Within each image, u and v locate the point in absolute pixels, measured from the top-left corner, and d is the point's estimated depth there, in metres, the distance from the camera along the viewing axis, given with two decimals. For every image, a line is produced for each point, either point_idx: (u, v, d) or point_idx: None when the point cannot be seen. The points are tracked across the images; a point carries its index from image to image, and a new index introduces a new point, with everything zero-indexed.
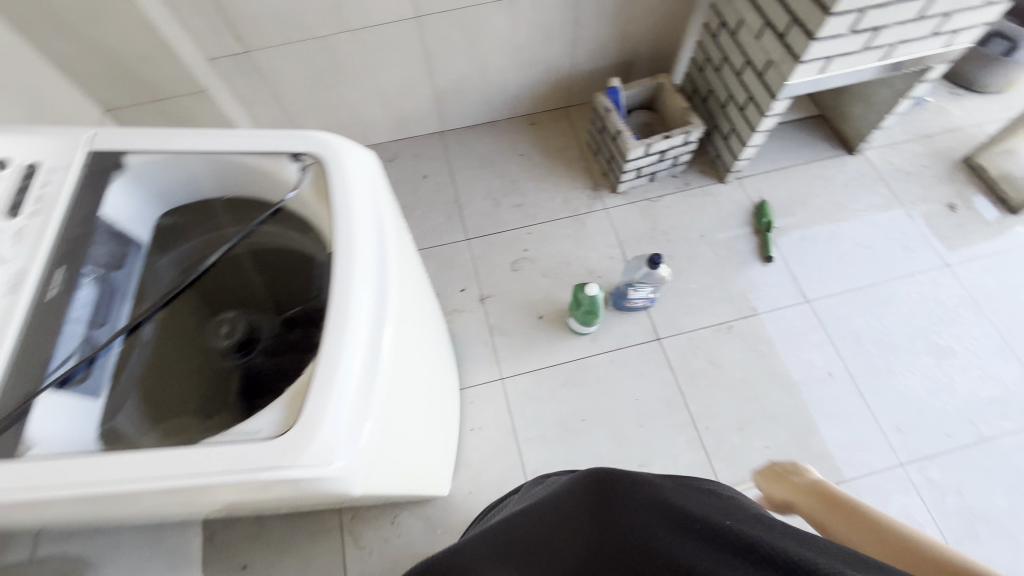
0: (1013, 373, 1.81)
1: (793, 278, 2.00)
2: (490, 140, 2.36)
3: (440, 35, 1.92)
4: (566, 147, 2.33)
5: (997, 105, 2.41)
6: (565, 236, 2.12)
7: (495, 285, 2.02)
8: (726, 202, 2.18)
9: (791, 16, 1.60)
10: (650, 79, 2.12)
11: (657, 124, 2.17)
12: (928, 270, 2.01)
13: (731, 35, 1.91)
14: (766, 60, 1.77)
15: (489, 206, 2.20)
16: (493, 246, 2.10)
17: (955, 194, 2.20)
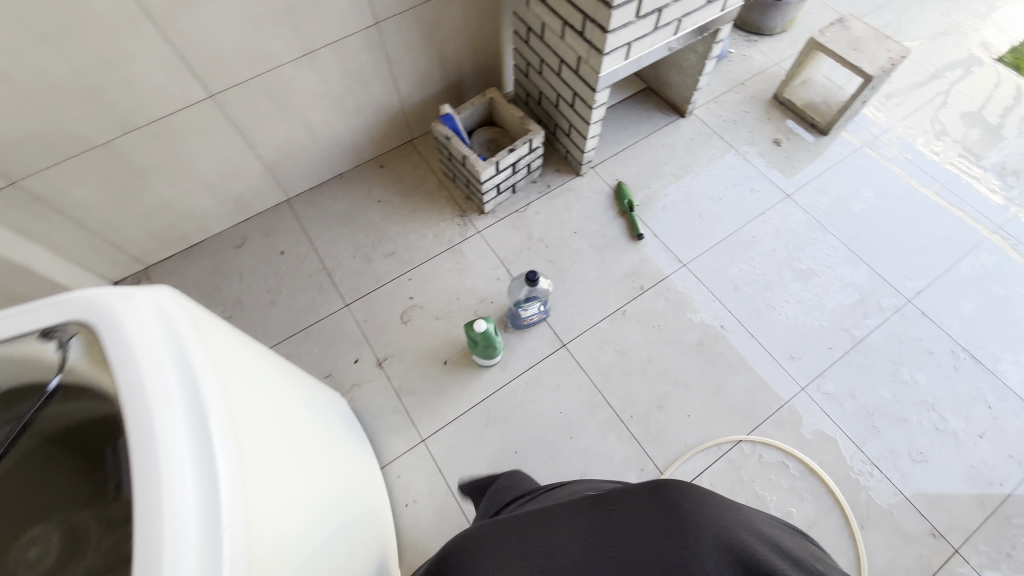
0: (864, 275, 2.02)
1: (666, 247, 2.10)
2: (342, 194, 2.23)
3: (244, 107, 1.76)
4: (422, 182, 2.26)
5: (786, 42, 2.70)
6: (446, 272, 2.05)
7: (389, 344, 1.91)
8: (588, 194, 2.24)
9: (582, 14, 1.64)
10: (480, 96, 2.11)
11: (501, 137, 2.17)
12: (775, 205, 2.19)
13: (539, 39, 1.94)
14: (575, 57, 1.81)
15: (360, 264, 2.07)
16: (377, 303, 1.99)
17: (777, 129, 2.42)
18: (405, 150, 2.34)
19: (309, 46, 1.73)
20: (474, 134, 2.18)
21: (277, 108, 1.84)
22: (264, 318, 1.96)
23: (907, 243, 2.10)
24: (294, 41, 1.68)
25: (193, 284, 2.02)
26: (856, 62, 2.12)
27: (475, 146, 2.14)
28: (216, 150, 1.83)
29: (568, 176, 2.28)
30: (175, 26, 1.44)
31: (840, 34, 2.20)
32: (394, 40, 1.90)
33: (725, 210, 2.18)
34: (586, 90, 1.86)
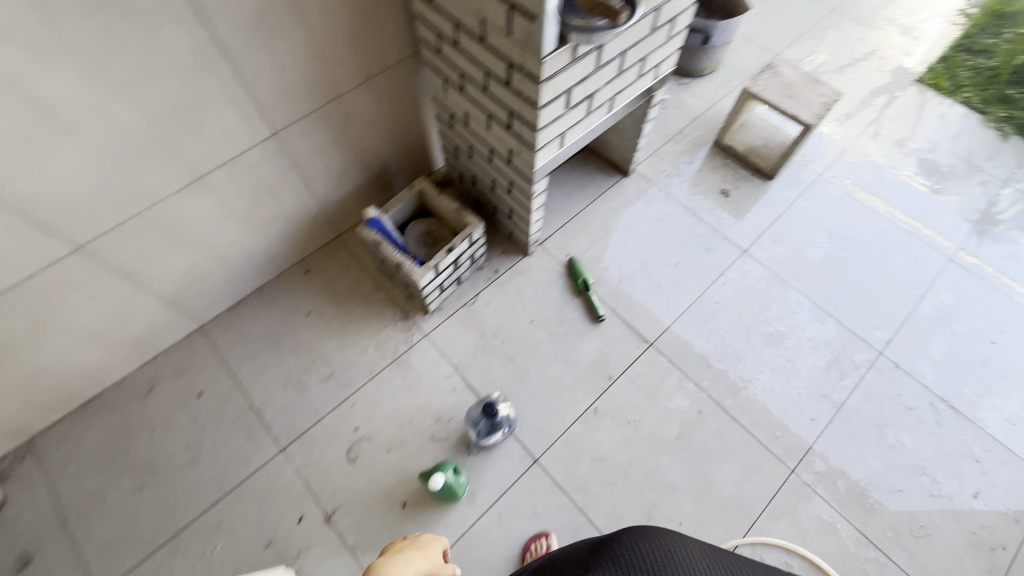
0: (832, 330, 1.95)
1: (629, 327, 1.96)
2: (264, 311, 1.96)
3: (126, 250, 1.48)
4: (355, 284, 2.03)
5: (717, 83, 2.65)
6: (394, 391, 1.82)
7: (337, 492, 1.66)
8: (539, 275, 2.07)
9: (507, 110, 1.46)
10: (408, 189, 1.90)
11: (438, 228, 1.97)
12: (733, 263, 2.10)
13: (464, 126, 1.76)
14: (506, 149, 1.64)
15: (293, 395, 1.81)
16: (319, 442, 1.73)
17: (723, 178, 2.33)
18: (332, 248, 2.10)
19: (197, 172, 1.47)
20: (408, 228, 1.97)
21: (168, 242, 1.57)
22: (184, 482, 1.66)
23: (868, 288, 2.05)
24: (177, 172, 1.43)
25: (93, 452, 1.70)
26: (793, 110, 2.06)
27: (410, 243, 1.93)
28: (99, 300, 1.53)
29: (515, 257, 2.10)
30: (10, 187, 1.16)
31: (772, 82, 2.14)
32: (300, 146, 1.67)
33: (684, 276, 2.07)
34: (523, 180, 1.69)
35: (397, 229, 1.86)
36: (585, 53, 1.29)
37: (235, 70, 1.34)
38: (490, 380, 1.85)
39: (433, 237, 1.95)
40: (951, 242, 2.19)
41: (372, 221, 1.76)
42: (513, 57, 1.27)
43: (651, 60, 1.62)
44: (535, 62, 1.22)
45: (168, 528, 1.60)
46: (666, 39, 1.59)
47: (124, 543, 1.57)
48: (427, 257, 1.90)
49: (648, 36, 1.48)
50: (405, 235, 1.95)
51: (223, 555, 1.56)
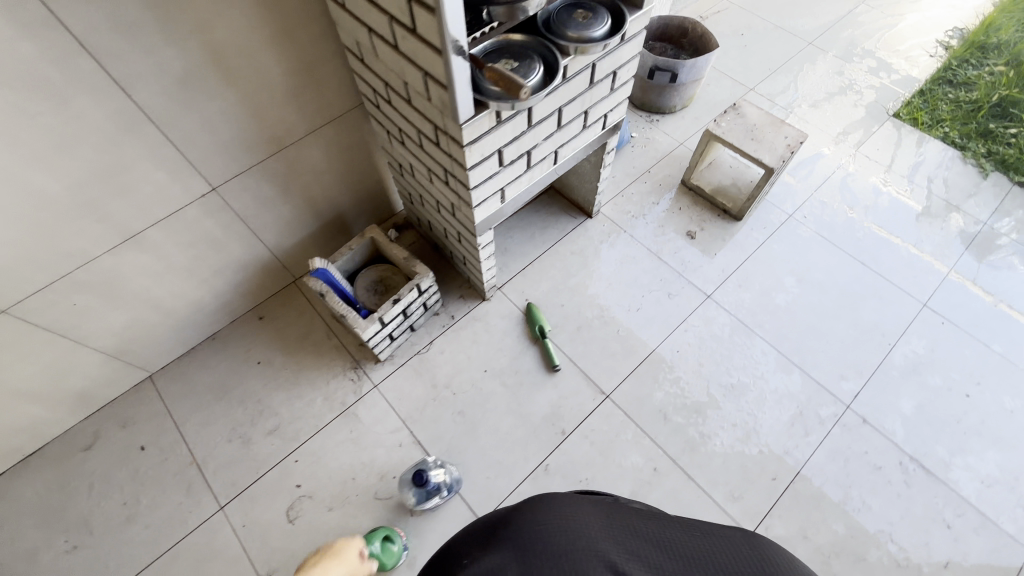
0: (797, 382, 1.87)
1: (586, 377, 1.89)
2: (214, 360, 1.94)
3: (58, 308, 1.47)
4: (308, 331, 2.00)
5: (689, 119, 2.61)
6: (340, 445, 1.78)
7: (274, 555, 1.60)
8: (496, 321, 2.02)
9: (442, 167, 1.44)
10: (359, 237, 1.87)
11: (390, 276, 1.93)
12: (696, 309, 2.04)
13: (411, 176, 1.74)
14: (448, 202, 1.60)
15: (237, 449, 1.77)
16: (259, 499, 1.69)
17: (690, 219, 2.28)
18: (289, 294, 2.08)
19: (130, 231, 1.46)
20: (359, 276, 1.93)
21: (105, 298, 1.55)
22: (119, 542, 1.62)
23: (837, 336, 1.97)
24: (107, 231, 1.41)
25: (30, 509, 1.67)
26: (755, 153, 2.02)
27: (360, 291, 1.89)
28: (32, 357, 1.52)
29: (473, 302, 2.06)
30: None
31: (734, 123, 2.10)
32: (243, 198, 1.66)
33: (644, 324, 2.01)
34: (467, 233, 1.66)
35: (346, 279, 1.84)
36: (511, 115, 1.26)
37: (162, 133, 1.33)
38: (439, 434, 1.79)
39: (384, 286, 1.91)
40: (942, 263, 2.17)
41: (316, 273, 1.72)
42: (436, 120, 1.25)
43: (597, 111, 1.59)
44: (454, 127, 1.19)
45: None
46: (610, 90, 1.56)
47: None
48: (376, 307, 1.87)
49: (587, 90, 1.45)
50: (356, 282, 1.91)
51: None
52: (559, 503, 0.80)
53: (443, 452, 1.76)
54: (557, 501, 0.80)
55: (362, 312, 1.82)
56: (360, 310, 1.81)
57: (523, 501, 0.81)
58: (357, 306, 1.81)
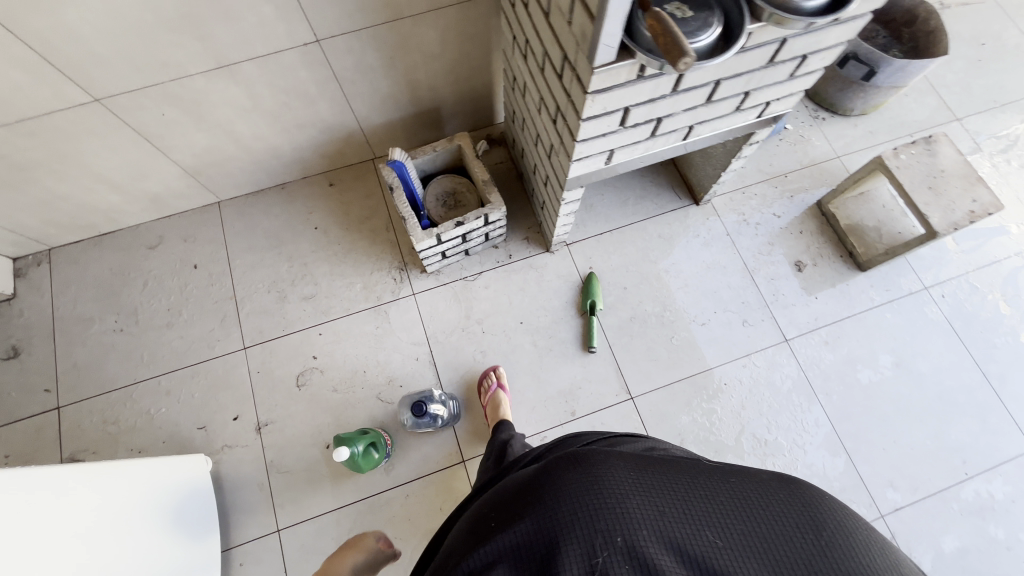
0: (838, 469, 1.67)
1: (618, 370, 1.78)
2: (277, 209, 1.96)
3: (146, 114, 1.47)
4: (369, 215, 1.96)
5: (861, 130, 2.15)
6: (362, 336, 1.80)
7: (275, 408, 1.71)
8: (551, 278, 1.89)
9: (556, 103, 1.23)
10: (446, 141, 1.74)
11: (463, 191, 1.82)
12: (765, 349, 1.82)
13: (522, 95, 1.54)
14: (549, 141, 1.41)
15: (272, 301, 1.84)
16: (278, 354, 1.77)
17: (805, 248, 1.96)
18: (363, 170, 2.02)
19: (226, 59, 1.39)
20: (434, 180, 1.83)
21: (191, 118, 1.54)
22: (155, 341, 1.77)
23: (909, 440, 1.71)
24: (203, 53, 1.35)
25: (93, 282, 1.83)
26: (924, 207, 1.63)
27: (429, 197, 1.80)
28: (118, 151, 1.56)
29: (535, 249, 1.93)
30: (28, 27, 1.13)
31: (919, 161, 1.69)
32: (343, 60, 1.53)
33: (702, 342, 1.82)
34: (556, 181, 1.48)
35: (419, 180, 1.74)
36: (658, 74, 1.02)
37: None
38: (454, 365, 1.77)
39: (454, 200, 1.81)
40: None
41: (392, 165, 1.63)
42: (568, 50, 1.04)
43: (760, 96, 1.29)
44: (585, 68, 0.98)
45: (128, 376, 1.73)
46: (789, 76, 1.24)
47: (92, 371, 1.73)
48: (439, 219, 1.78)
49: (761, 69, 1.15)
50: (428, 186, 1.81)
51: (163, 419, 1.69)
52: (591, 456, 0.81)
53: (452, 383, 1.75)
54: (592, 460, 0.79)
55: (424, 220, 1.73)
56: (422, 217, 1.73)
57: (559, 460, 0.82)
58: (421, 211, 1.73)
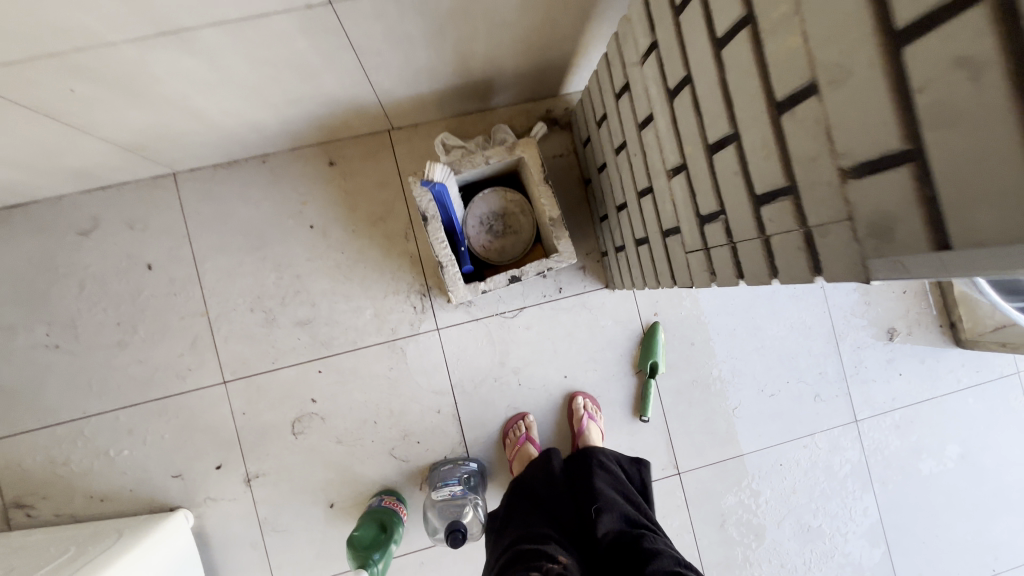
0: (874, 561, 1.60)
1: (668, 441, 1.56)
2: (257, 193, 1.45)
3: (43, 89, 0.91)
4: (382, 215, 1.48)
5: None
6: (372, 378, 1.47)
7: (267, 458, 1.44)
8: (607, 324, 1.54)
9: (722, 213, 0.78)
10: (507, 150, 1.23)
11: (517, 214, 1.36)
12: (831, 428, 1.61)
13: (634, 125, 1.03)
14: (673, 224, 0.97)
15: (257, 324, 1.44)
16: (268, 393, 1.44)
17: (905, 311, 1.65)
18: (375, 146, 1.49)
19: (174, 25, 0.82)
20: (480, 193, 1.36)
21: (121, 92, 0.98)
22: (106, 365, 1.39)
23: (950, 536, 1.63)
24: (131, 16, 0.77)
25: (9, 277, 1.37)
26: None
27: (471, 218, 1.35)
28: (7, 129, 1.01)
29: (592, 282, 1.54)
30: None
31: None
32: (367, 27, 0.95)
33: (765, 416, 1.59)
34: (663, 263, 1.06)
35: (458, 199, 1.27)
36: None
37: None
38: (483, 423, 1.50)
39: (505, 226, 1.36)
40: None
41: (429, 186, 1.17)
42: (808, 201, 0.59)
43: None
44: (840, 255, 0.56)
45: (76, 407, 1.38)
46: None
47: (27, 398, 1.37)
48: (481, 252, 1.35)
49: None
50: (472, 201, 1.35)
51: (127, 464, 1.39)
52: None
53: (479, 444, 1.49)
54: None
55: (463, 256, 1.30)
56: (461, 252, 1.30)
57: None
58: (460, 245, 1.30)
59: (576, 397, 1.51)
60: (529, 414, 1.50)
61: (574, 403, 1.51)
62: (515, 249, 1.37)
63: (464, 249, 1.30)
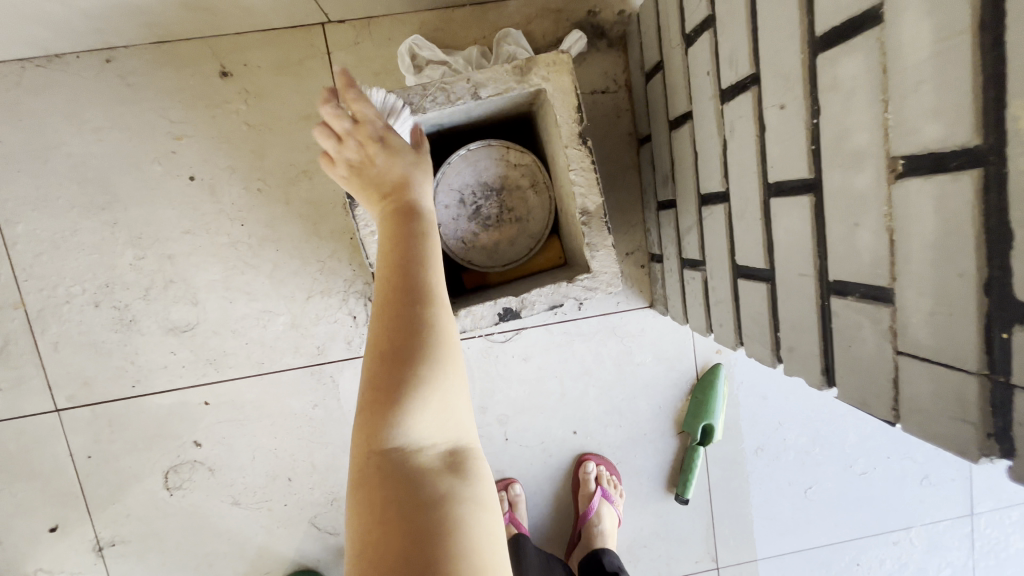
0: None
1: (710, 528, 1.10)
2: (98, 117, 0.88)
3: None
4: (307, 168, 0.92)
5: None
6: (285, 417, 0.98)
7: (126, 521, 0.98)
8: (644, 360, 1.04)
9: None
10: (516, 75, 0.65)
11: (523, 190, 0.80)
12: (935, 521, 1.15)
13: (800, 42, 0.47)
14: (868, 278, 0.43)
15: (105, 327, 0.93)
16: (125, 429, 0.96)
17: None
18: (299, 50, 0.90)
19: None
20: (463, 149, 0.78)
21: None
22: None
23: None
24: None
25: None
26: None
27: (443, 192, 0.78)
28: None
29: (629, 298, 1.02)
30: None
31: None
32: None
33: (849, 501, 1.13)
34: (801, 335, 0.54)
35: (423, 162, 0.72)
36: None
37: None
38: None
39: (501, 209, 0.80)
40: None
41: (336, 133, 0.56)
42: None
43: None
44: None
45: None
46: None
47: None
48: (458, 252, 0.80)
49: None
50: (448, 164, 0.77)
51: None
52: None
53: None
54: None
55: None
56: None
57: None
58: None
59: (586, 462, 1.03)
60: (516, 483, 1.03)
61: (582, 470, 1.02)
62: (515, 248, 0.82)
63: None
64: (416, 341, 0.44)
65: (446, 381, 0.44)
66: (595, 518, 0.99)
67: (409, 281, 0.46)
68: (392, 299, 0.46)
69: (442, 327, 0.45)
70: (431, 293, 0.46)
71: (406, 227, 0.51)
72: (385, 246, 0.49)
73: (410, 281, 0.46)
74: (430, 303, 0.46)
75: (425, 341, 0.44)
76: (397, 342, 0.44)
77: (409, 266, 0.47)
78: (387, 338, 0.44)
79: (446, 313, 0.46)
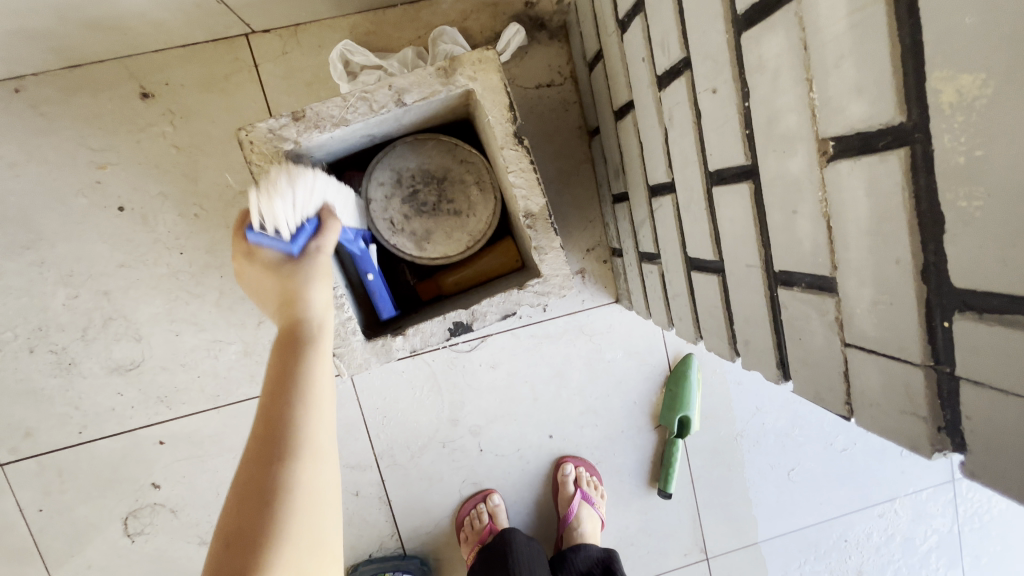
0: None
1: (696, 519, 1.09)
2: (13, 153, 0.83)
3: None
4: (245, 187, 0.88)
5: None
6: (246, 448, 0.94)
7: (87, 573, 0.93)
8: (615, 356, 1.02)
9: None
10: (440, 76, 0.61)
11: (466, 185, 0.76)
12: (917, 491, 1.15)
13: (723, 23, 0.44)
14: (810, 268, 0.41)
15: (43, 372, 0.88)
16: (76, 479, 0.91)
17: None
18: (223, 65, 0.85)
19: None
20: (407, 136, 0.76)
21: None
22: None
23: None
24: None
25: None
26: None
27: (380, 172, 0.75)
28: None
29: (594, 294, 1.00)
30: None
31: None
32: None
33: (833, 478, 1.12)
34: (755, 328, 0.52)
35: (364, 191, 0.75)
36: None
37: None
38: (426, 505, 1.01)
39: (439, 198, 0.76)
40: None
41: (243, 227, 0.50)
42: None
43: None
44: None
45: None
46: None
47: None
48: (388, 237, 0.75)
49: None
50: (390, 148, 0.75)
51: None
52: None
53: (421, 535, 1.01)
54: None
55: (374, 291, 0.74)
56: (368, 284, 0.73)
57: None
58: (366, 270, 0.72)
59: (565, 465, 1.00)
60: (494, 493, 1.00)
61: (560, 473, 1.00)
62: (451, 243, 0.77)
63: (373, 277, 0.73)
64: (269, 510, 0.38)
65: (306, 519, 0.40)
66: (575, 521, 0.97)
67: (280, 432, 0.41)
68: (259, 450, 0.40)
69: (303, 492, 0.40)
70: (298, 444, 0.41)
71: (292, 357, 0.45)
72: (267, 371, 0.44)
73: (285, 390, 0.43)
74: (295, 459, 0.40)
75: (288, 460, 0.40)
76: (250, 505, 0.38)
77: (280, 411, 0.42)
78: (249, 466, 0.40)
79: (312, 470, 0.41)
